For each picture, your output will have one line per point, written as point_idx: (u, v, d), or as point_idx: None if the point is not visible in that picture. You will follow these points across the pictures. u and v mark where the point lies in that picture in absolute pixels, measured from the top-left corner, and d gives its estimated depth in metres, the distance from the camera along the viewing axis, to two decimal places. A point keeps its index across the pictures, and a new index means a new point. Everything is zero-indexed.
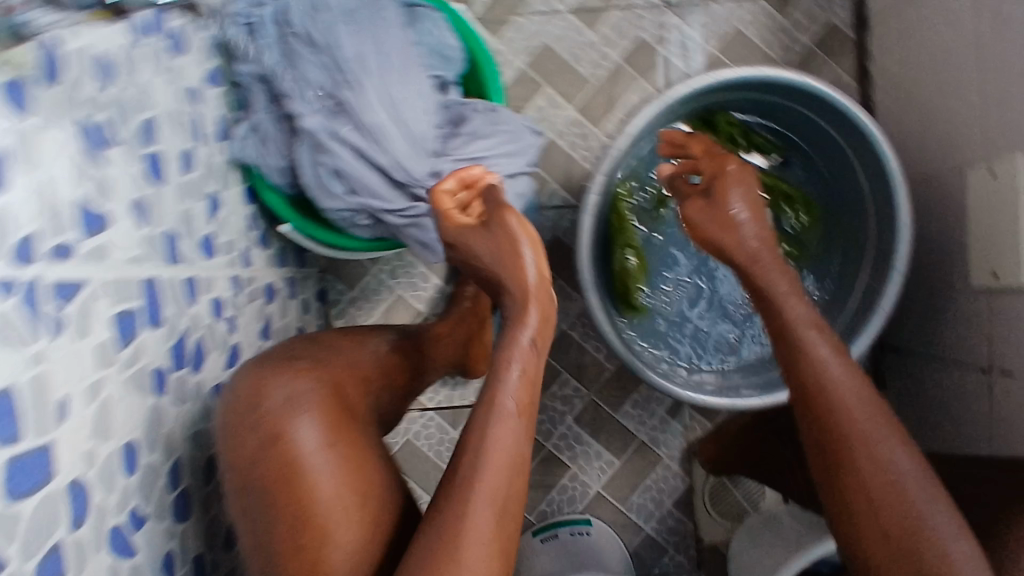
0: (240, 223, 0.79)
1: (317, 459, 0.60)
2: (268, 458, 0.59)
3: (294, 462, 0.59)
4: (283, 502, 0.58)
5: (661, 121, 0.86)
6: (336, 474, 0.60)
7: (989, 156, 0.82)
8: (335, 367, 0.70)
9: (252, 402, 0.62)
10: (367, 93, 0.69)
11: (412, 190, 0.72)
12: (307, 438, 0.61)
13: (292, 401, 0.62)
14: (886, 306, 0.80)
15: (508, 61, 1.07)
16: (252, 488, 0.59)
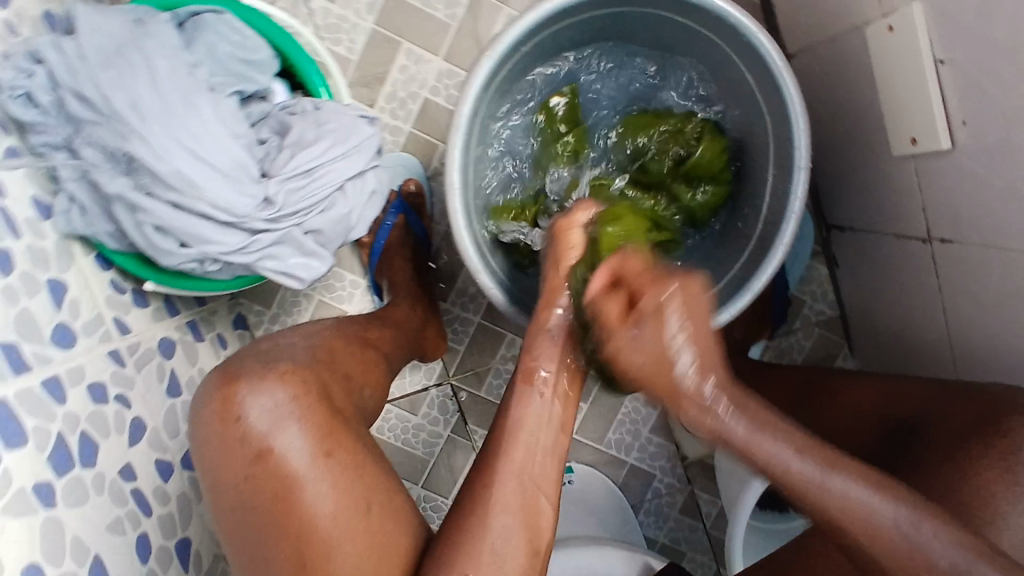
0: (102, 290, 0.77)
1: (312, 473, 0.54)
2: (259, 478, 0.54)
3: (284, 481, 0.53)
4: (272, 536, 0.53)
5: (506, 67, 0.75)
6: (332, 492, 0.54)
7: (886, 11, 0.73)
8: (309, 366, 0.61)
9: (226, 425, 0.55)
10: (158, 141, 0.63)
11: (247, 225, 0.67)
12: (297, 450, 0.54)
13: (276, 412, 0.55)
14: (799, 201, 0.71)
15: (356, 25, 0.96)
16: (236, 526, 0.54)
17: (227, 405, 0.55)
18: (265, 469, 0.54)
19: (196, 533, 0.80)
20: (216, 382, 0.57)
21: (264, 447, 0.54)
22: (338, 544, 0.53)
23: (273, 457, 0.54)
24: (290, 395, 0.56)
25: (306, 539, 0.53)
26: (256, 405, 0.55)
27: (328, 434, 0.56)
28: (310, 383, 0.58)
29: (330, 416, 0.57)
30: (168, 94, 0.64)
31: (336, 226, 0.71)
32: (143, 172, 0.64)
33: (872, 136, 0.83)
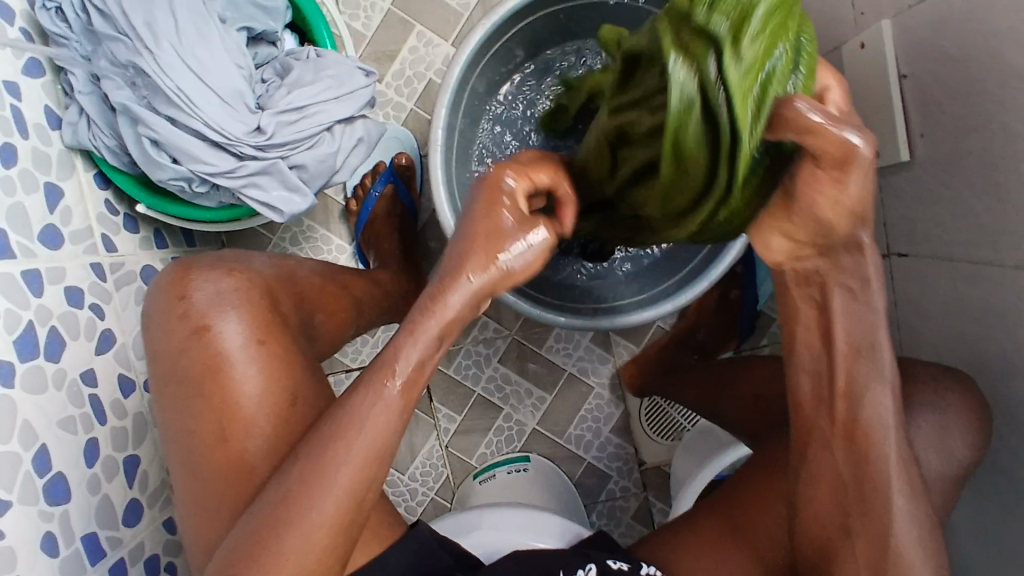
0: (96, 207, 0.81)
1: (241, 354, 0.58)
2: (193, 352, 0.58)
3: (215, 356, 0.57)
4: (197, 409, 0.57)
5: (499, 40, 0.79)
6: (258, 375, 0.58)
7: (861, 31, 0.77)
8: (263, 272, 0.65)
9: (174, 302, 0.59)
10: (165, 58, 0.68)
11: (237, 149, 0.71)
12: (232, 333, 0.58)
13: (219, 297, 0.59)
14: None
15: (374, 5, 1.03)
16: (172, 395, 0.58)
17: (181, 280, 0.60)
18: (199, 345, 0.58)
19: (147, 456, 0.81)
20: (173, 267, 0.62)
21: (201, 323, 0.58)
22: (255, 422, 0.57)
23: (206, 335, 0.58)
24: (235, 286, 0.60)
25: (226, 412, 0.56)
26: (202, 288, 0.59)
27: (264, 326, 0.60)
28: (257, 281, 0.62)
29: (270, 312, 0.61)
30: (183, 19, 0.70)
31: (321, 163, 0.75)
32: (147, 86, 0.70)
33: None
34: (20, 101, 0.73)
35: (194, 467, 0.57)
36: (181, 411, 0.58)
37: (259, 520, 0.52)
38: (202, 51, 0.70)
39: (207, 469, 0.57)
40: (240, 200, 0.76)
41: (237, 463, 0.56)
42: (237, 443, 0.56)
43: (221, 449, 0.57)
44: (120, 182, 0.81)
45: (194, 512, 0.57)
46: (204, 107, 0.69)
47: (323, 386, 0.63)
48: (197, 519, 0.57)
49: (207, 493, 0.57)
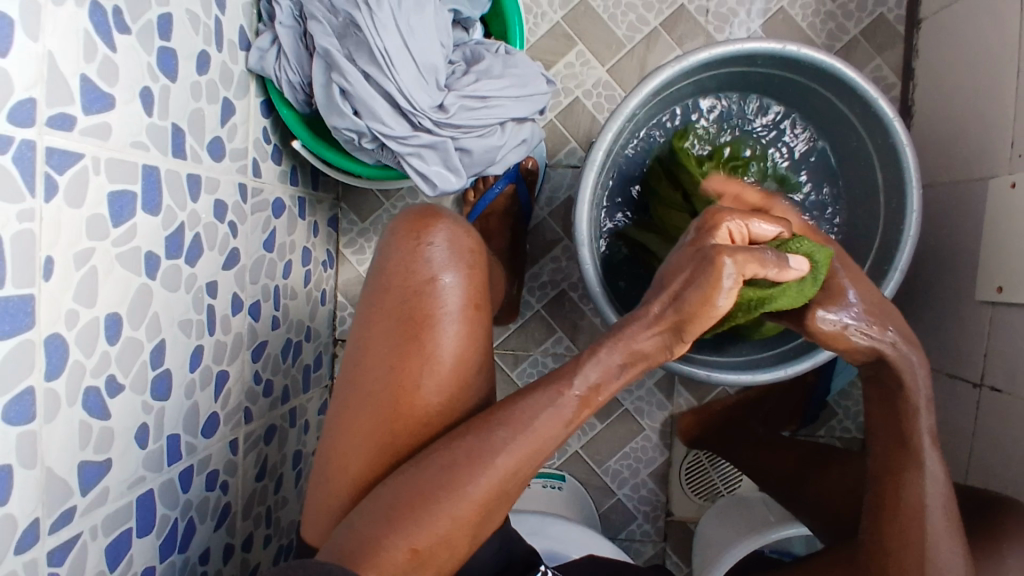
0: (255, 132, 0.84)
1: (458, 314, 0.59)
2: (416, 296, 0.58)
3: (436, 308, 0.58)
4: (402, 351, 0.58)
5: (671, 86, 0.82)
6: (463, 339, 0.59)
7: (1014, 170, 0.80)
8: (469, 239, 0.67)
9: (416, 243, 0.60)
10: (380, 17, 0.71)
11: (416, 119, 0.74)
12: (457, 293, 0.60)
13: (453, 253, 0.61)
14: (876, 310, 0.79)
15: (543, 13, 1.06)
16: (380, 329, 0.59)
17: (426, 226, 0.61)
18: (425, 295, 0.58)
19: (234, 376, 0.83)
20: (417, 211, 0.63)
21: (436, 275, 0.59)
22: (447, 381, 0.58)
23: (433, 286, 0.59)
24: (468, 247, 0.62)
25: (429, 363, 0.57)
26: (445, 240, 0.60)
27: (476, 291, 0.61)
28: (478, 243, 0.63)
29: (481, 276, 0.62)
30: None
31: (484, 154, 0.78)
32: (353, 39, 0.73)
33: (959, 279, 0.89)
34: (223, 15, 0.76)
35: (368, 398, 0.58)
36: (380, 343, 0.59)
37: (415, 478, 0.54)
38: (413, 20, 0.73)
39: (386, 407, 0.57)
40: (399, 165, 0.79)
41: (415, 410, 0.57)
42: (424, 393, 0.57)
43: (406, 398, 0.57)
44: (284, 116, 0.84)
45: (346, 432, 0.59)
46: (400, 72, 0.73)
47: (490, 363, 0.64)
48: (346, 445, 0.58)
49: (370, 426, 0.58)
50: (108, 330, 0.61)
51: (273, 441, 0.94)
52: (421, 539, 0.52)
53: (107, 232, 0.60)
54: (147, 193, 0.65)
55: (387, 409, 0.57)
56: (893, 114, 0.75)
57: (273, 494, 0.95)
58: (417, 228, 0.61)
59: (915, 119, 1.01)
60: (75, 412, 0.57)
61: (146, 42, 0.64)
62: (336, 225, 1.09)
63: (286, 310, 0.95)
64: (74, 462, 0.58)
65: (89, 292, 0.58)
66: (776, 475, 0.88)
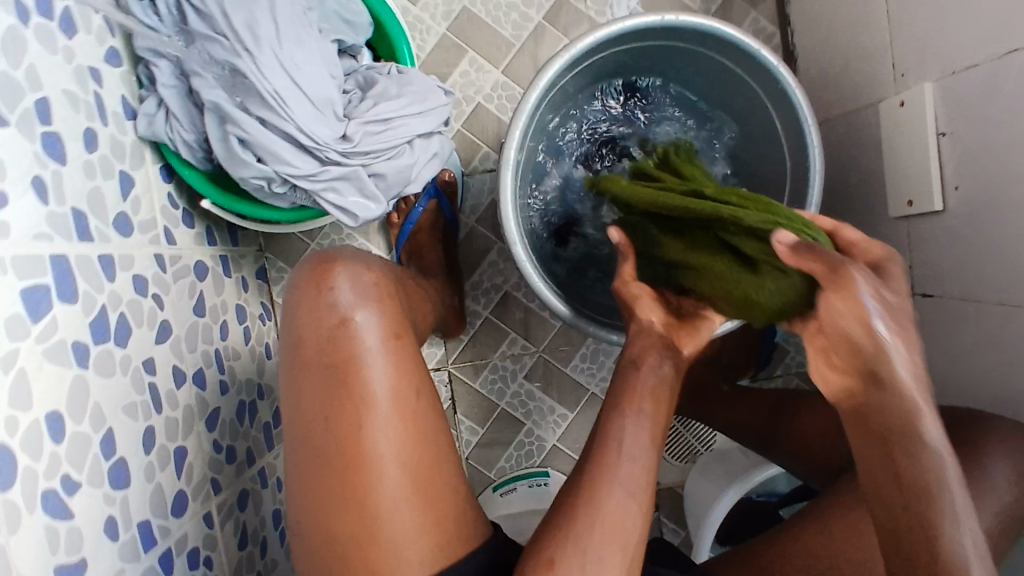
0: (160, 199, 0.82)
1: (378, 348, 0.60)
2: (336, 342, 0.60)
3: (352, 348, 0.59)
4: (335, 401, 0.58)
5: (570, 70, 0.83)
6: (391, 373, 0.59)
7: (899, 90, 0.85)
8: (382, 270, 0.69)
9: (317, 295, 0.62)
10: (263, 60, 0.70)
11: (321, 154, 0.73)
12: (370, 327, 0.61)
13: (359, 294, 0.63)
14: None
15: (429, 28, 1.07)
16: (307, 383, 0.60)
17: (323, 277, 0.63)
18: (341, 336, 0.60)
19: (193, 449, 0.80)
20: (313, 263, 0.65)
21: (346, 315, 0.60)
22: (387, 421, 0.58)
23: (347, 327, 0.60)
24: (373, 283, 0.65)
25: (364, 407, 0.58)
26: (346, 283, 0.63)
27: (394, 329, 0.63)
28: (383, 283, 0.65)
29: (396, 312, 0.64)
30: (283, 24, 0.72)
31: (399, 173, 0.78)
32: (242, 87, 0.72)
33: (869, 202, 0.93)
34: (101, 88, 0.74)
35: (317, 458, 0.58)
36: (318, 404, 0.59)
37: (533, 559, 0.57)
38: (298, 58, 0.72)
39: (337, 464, 0.57)
40: (315, 202, 0.78)
41: (364, 458, 0.57)
42: (369, 439, 0.58)
43: (359, 444, 0.57)
44: (188, 179, 0.82)
45: (312, 510, 0.58)
46: (296, 108, 0.72)
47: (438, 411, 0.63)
48: (318, 514, 0.58)
49: (332, 484, 0.57)
50: (50, 431, 0.59)
51: (247, 505, 0.92)
52: (563, 568, 0.56)
53: (29, 332, 0.58)
54: (62, 285, 0.63)
55: (348, 462, 0.57)
56: (775, 61, 0.79)
57: (259, 558, 0.93)
58: (318, 274, 0.63)
59: (797, 61, 1.06)
60: (32, 519, 0.56)
61: (29, 130, 0.61)
62: (265, 277, 1.07)
63: (233, 370, 0.93)
64: (46, 570, 0.57)
65: (22, 397, 0.56)
66: (751, 430, 0.91)
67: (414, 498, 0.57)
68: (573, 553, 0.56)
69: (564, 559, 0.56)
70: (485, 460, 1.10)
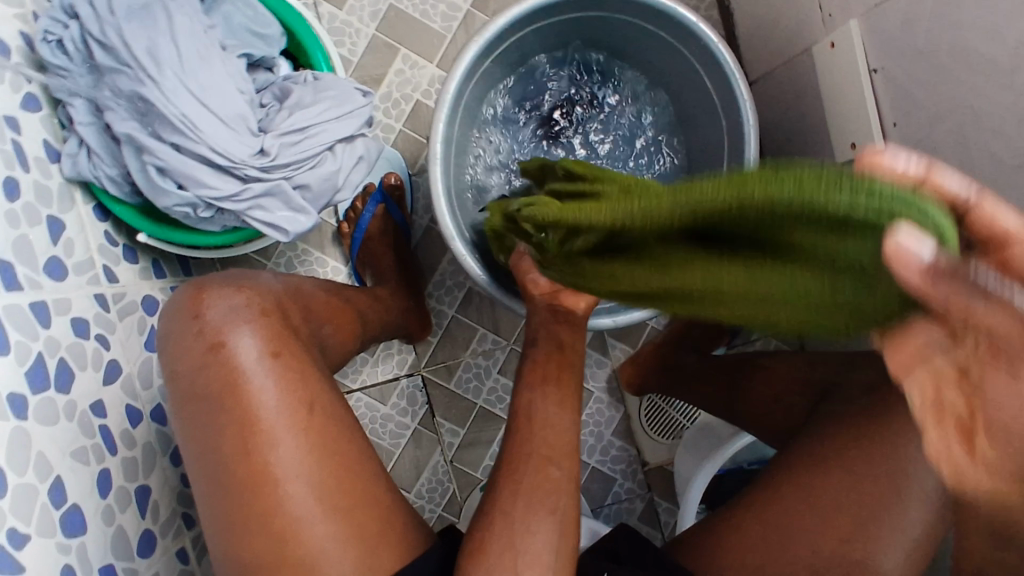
0: (96, 239, 0.81)
1: (256, 366, 0.63)
2: (213, 367, 0.63)
3: (232, 370, 0.63)
4: (222, 422, 0.62)
5: (489, 55, 0.82)
6: (275, 386, 0.63)
7: (830, 31, 0.82)
8: (274, 288, 0.72)
9: (191, 323, 0.65)
10: (169, 85, 0.69)
11: (241, 172, 0.72)
12: (247, 347, 0.64)
13: (234, 315, 0.65)
14: None
15: (359, 30, 1.04)
16: (191, 413, 0.63)
17: (196, 304, 0.66)
18: (217, 361, 0.63)
19: (157, 485, 0.80)
20: (186, 290, 0.68)
21: (220, 340, 0.64)
22: (282, 434, 0.62)
23: (224, 351, 0.63)
24: (246, 302, 0.67)
25: (256, 424, 0.61)
26: (218, 308, 0.65)
27: (277, 342, 0.66)
28: (266, 302, 0.68)
29: (279, 328, 0.67)
30: (184, 45, 0.71)
31: (326, 182, 0.77)
32: (153, 115, 0.70)
33: (818, 150, 0.91)
34: (20, 134, 0.72)
35: (217, 481, 0.61)
36: (206, 430, 0.62)
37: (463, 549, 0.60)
38: (205, 79, 0.71)
39: (240, 485, 0.61)
40: (244, 222, 0.77)
41: (265, 474, 0.61)
42: (267, 455, 0.61)
43: (254, 460, 0.61)
44: (123, 216, 0.81)
45: (223, 529, 0.61)
46: (208, 129, 0.70)
47: (341, 413, 0.67)
48: (231, 532, 0.61)
49: (235, 501, 0.61)
50: None
51: None
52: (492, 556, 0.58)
53: None
54: None
55: (247, 479, 0.60)
56: (694, 19, 0.77)
57: None
58: (191, 304, 0.66)
59: (734, 15, 1.03)
60: None
61: None
62: None
63: None
64: None
65: None
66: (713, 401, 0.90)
67: (319, 506, 0.61)
68: (497, 538, 0.59)
69: (489, 543, 0.59)
70: (470, 460, 1.08)
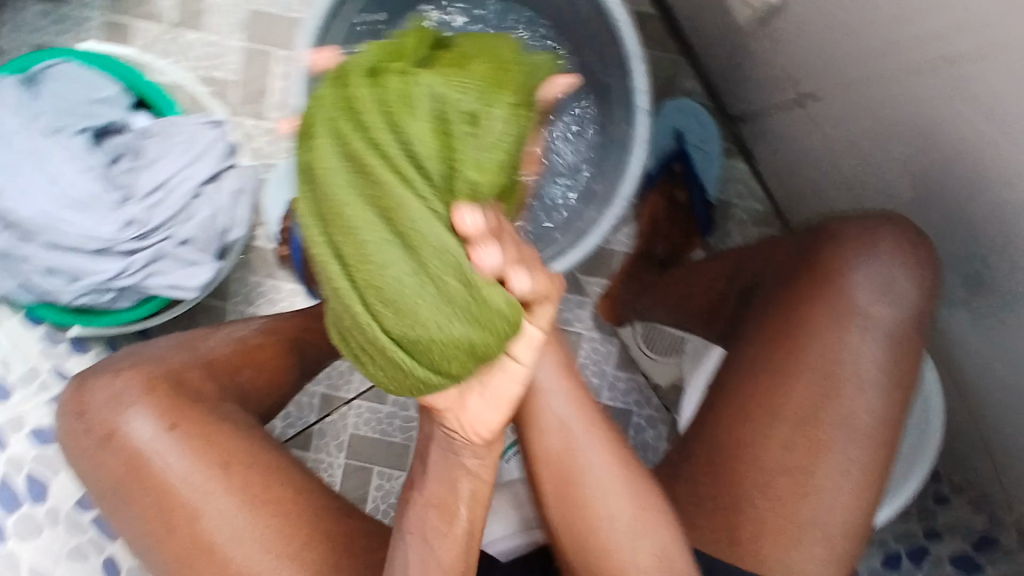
0: (36, 345, 0.82)
1: (156, 443, 0.63)
2: (113, 455, 0.63)
3: (132, 455, 0.63)
4: (139, 505, 0.63)
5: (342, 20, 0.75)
6: (179, 455, 0.63)
7: None
8: (165, 356, 0.70)
9: (82, 418, 0.65)
10: (12, 190, 0.66)
11: (117, 249, 0.69)
12: (140, 428, 0.64)
13: (118, 398, 0.65)
14: (643, 119, 0.74)
15: (229, 46, 0.98)
16: (111, 503, 0.64)
17: (81, 397, 0.66)
18: (116, 445, 0.63)
19: None
20: (71, 387, 0.67)
21: (114, 426, 0.63)
22: (201, 501, 0.62)
23: (120, 434, 0.63)
24: (128, 382, 0.66)
25: (171, 503, 0.62)
26: (103, 394, 0.65)
27: (170, 410, 0.65)
28: (153, 375, 0.66)
29: (171, 395, 0.66)
30: (12, 142, 0.67)
31: (208, 229, 0.72)
32: (12, 221, 0.67)
33: (729, 17, 0.80)
34: None
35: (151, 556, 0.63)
36: (127, 516, 0.63)
37: None
38: (46, 168, 0.67)
39: (182, 558, 0.62)
40: (147, 293, 0.73)
41: (203, 544, 0.62)
42: (196, 523, 0.62)
43: (185, 532, 0.62)
44: (55, 317, 0.80)
45: None
46: (66, 217, 0.67)
47: (256, 457, 0.66)
48: None
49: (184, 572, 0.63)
50: None
51: None
52: None
53: None
54: None
55: (184, 551, 0.62)
56: None
57: None
58: (77, 398, 0.66)
59: None
60: None
61: None
62: None
63: None
64: None
65: None
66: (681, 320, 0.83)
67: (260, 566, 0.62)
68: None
69: None
70: None
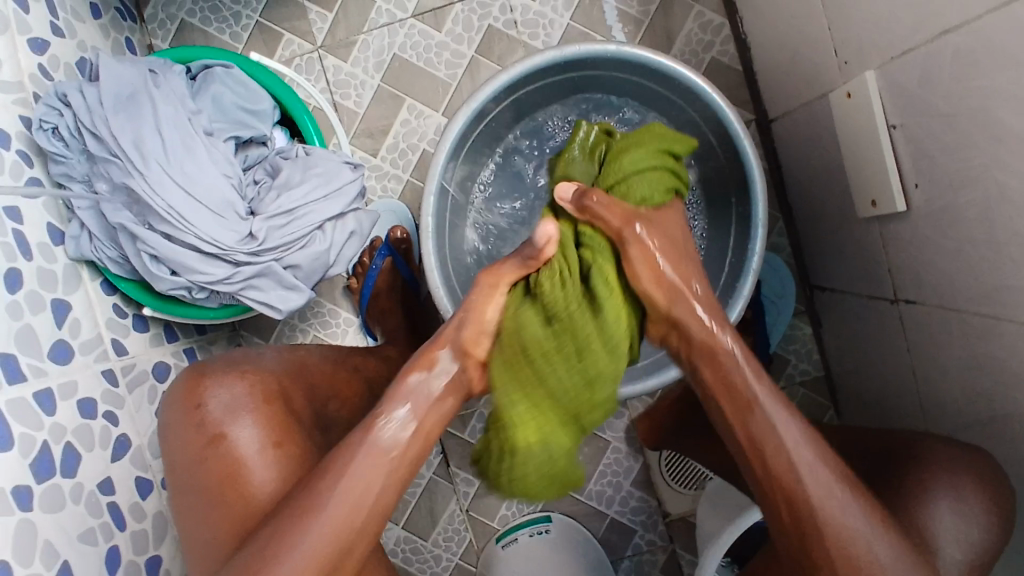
0: (105, 314, 0.82)
1: (257, 458, 0.63)
2: (210, 461, 0.63)
3: (233, 463, 0.62)
4: (217, 514, 0.62)
5: (491, 108, 0.79)
6: (274, 480, 0.62)
7: (846, 79, 0.76)
8: (274, 371, 0.70)
9: (190, 410, 0.64)
10: (156, 178, 0.70)
11: (230, 257, 0.73)
12: (245, 439, 0.63)
13: (232, 404, 0.64)
14: (749, 281, 0.75)
15: (364, 82, 1.03)
16: (188, 504, 0.63)
17: (197, 386, 0.66)
18: (217, 453, 0.63)
19: (167, 555, 0.82)
20: (185, 379, 0.67)
21: (220, 432, 0.63)
22: None
23: (223, 442, 0.63)
24: (247, 391, 0.65)
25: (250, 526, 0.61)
26: (218, 395, 0.65)
27: (278, 430, 0.65)
28: (270, 388, 0.67)
29: (281, 415, 0.66)
30: (170, 134, 0.72)
31: (314, 260, 0.76)
32: (146, 205, 0.71)
33: (840, 202, 0.84)
34: (24, 225, 0.72)
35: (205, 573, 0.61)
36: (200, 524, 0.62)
37: None
38: (193, 167, 0.72)
39: None
40: (239, 301, 0.77)
41: None
42: None
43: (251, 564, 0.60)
44: (135, 293, 0.83)
45: None
46: (196, 216, 0.71)
47: None
48: None
49: None
50: None
51: None
52: None
53: None
54: None
55: None
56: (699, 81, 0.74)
57: None
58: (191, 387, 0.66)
59: (752, 51, 0.98)
60: None
61: None
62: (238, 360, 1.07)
63: None
64: None
65: None
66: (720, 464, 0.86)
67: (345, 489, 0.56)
68: None
69: None
70: (486, 509, 1.07)
